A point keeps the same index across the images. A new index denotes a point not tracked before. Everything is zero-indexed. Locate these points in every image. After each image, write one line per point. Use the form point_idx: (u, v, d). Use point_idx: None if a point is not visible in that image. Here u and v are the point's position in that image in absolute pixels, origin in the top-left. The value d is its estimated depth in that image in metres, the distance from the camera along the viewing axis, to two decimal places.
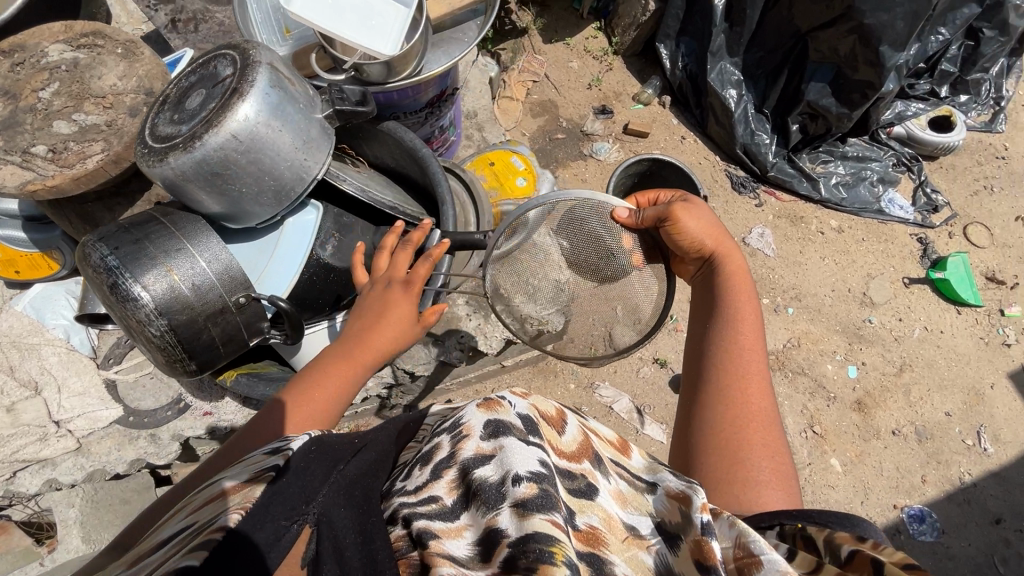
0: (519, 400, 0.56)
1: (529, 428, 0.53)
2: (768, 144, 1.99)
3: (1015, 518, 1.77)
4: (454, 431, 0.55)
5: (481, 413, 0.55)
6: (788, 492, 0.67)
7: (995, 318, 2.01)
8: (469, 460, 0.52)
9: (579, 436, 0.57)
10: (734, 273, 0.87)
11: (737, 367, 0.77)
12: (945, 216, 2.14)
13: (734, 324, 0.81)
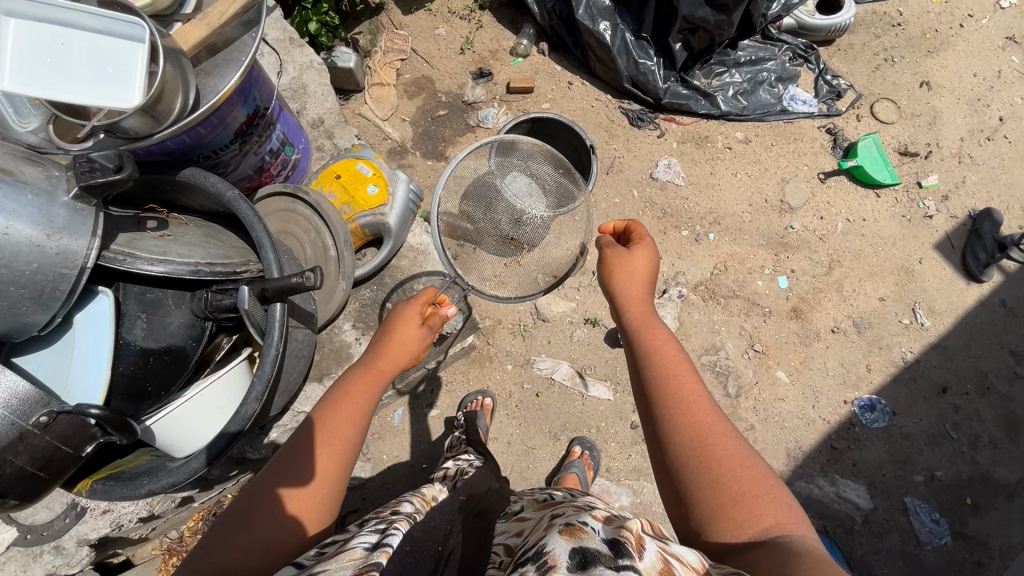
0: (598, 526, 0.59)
1: (616, 552, 0.53)
2: (655, 70, 1.90)
3: (961, 383, 1.82)
4: (540, 562, 0.54)
5: (564, 542, 0.56)
6: (786, 505, 0.70)
7: (914, 192, 2.00)
8: None
9: (658, 562, 0.55)
10: (638, 311, 0.89)
11: (678, 391, 0.78)
12: (850, 100, 2.08)
13: (655, 356, 0.82)
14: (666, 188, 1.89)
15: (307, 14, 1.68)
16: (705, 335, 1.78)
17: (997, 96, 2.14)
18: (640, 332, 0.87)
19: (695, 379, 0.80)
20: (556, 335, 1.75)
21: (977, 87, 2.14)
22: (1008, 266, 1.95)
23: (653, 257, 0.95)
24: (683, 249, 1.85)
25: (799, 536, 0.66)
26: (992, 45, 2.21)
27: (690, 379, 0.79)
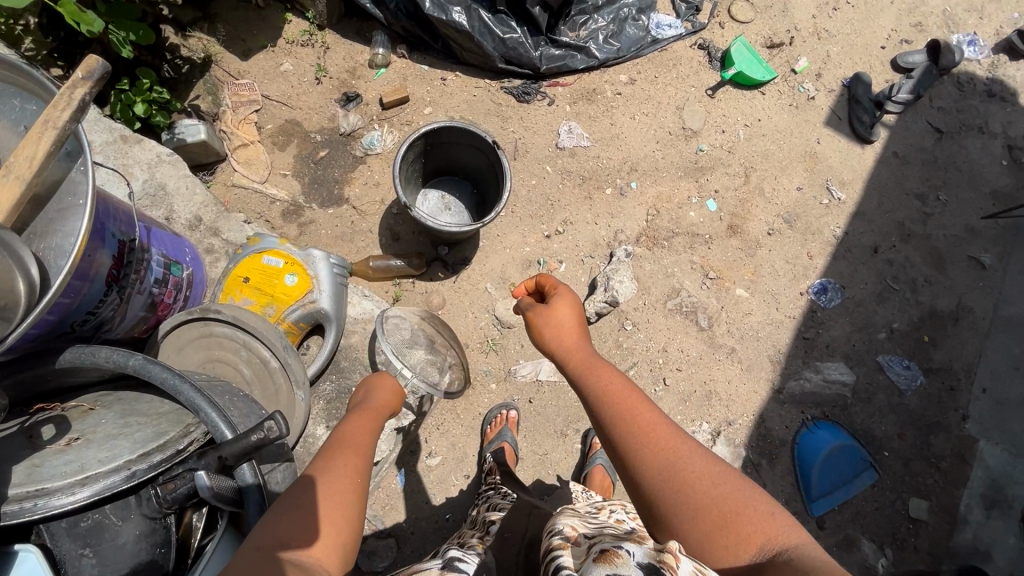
0: (637, 548, 0.58)
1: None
2: (522, 40, 1.82)
3: (887, 239, 1.97)
4: None
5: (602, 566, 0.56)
6: (770, 516, 0.69)
7: (792, 80, 2.09)
8: None
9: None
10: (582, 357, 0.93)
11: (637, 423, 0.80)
12: (709, 10, 2.12)
13: (606, 397, 0.85)
14: (575, 153, 1.85)
15: (129, 96, 1.46)
16: (662, 281, 1.79)
17: None
18: (586, 377, 0.89)
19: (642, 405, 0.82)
20: (526, 337, 1.70)
21: None
22: (888, 120, 2.10)
23: (574, 303, 1.01)
24: (613, 208, 1.83)
25: (795, 547, 0.65)
26: None
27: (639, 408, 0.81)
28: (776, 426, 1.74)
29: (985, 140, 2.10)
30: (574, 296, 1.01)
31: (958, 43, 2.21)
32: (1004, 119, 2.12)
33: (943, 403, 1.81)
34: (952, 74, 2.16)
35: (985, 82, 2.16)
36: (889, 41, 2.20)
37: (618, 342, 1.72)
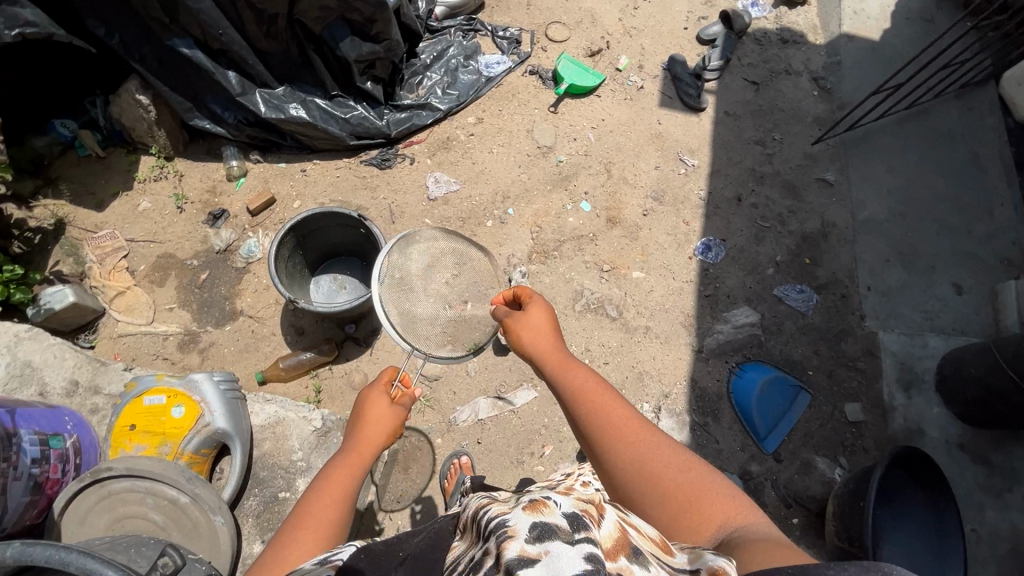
0: (563, 499, 0.53)
1: (574, 526, 0.50)
2: (366, 111, 1.94)
3: (745, 187, 2.17)
4: (498, 533, 0.51)
5: (525, 515, 0.51)
6: (731, 499, 0.75)
7: (619, 77, 2.31)
8: (512, 562, 0.46)
9: (614, 531, 0.53)
10: (554, 359, 0.94)
11: (612, 422, 0.82)
12: (529, 39, 2.33)
13: (579, 399, 0.86)
14: (449, 199, 1.95)
15: None
16: (564, 288, 1.89)
17: None
18: (558, 376, 0.91)
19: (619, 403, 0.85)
20: (456, 383, 1.75)
21: None
22: (711, 85, 2.35)
23: (547, 308, 1.02)
24: (499, 237, 1.92)
25: (750, 525, 0.71)
26: None
27: (616, 408, 0.84)
28: (709, 383, 1.84)
29: (794, 78, 2.39)
30: (547, 302, 1.03)
31: (744, 7, 2.52)
32: (803, 57, 2.43)
33: (841, 310, 1.99)
34: (748, 33, 2.47)
35: (777, 32, 2.48)
36: (688, 22, 2.49)
37: None
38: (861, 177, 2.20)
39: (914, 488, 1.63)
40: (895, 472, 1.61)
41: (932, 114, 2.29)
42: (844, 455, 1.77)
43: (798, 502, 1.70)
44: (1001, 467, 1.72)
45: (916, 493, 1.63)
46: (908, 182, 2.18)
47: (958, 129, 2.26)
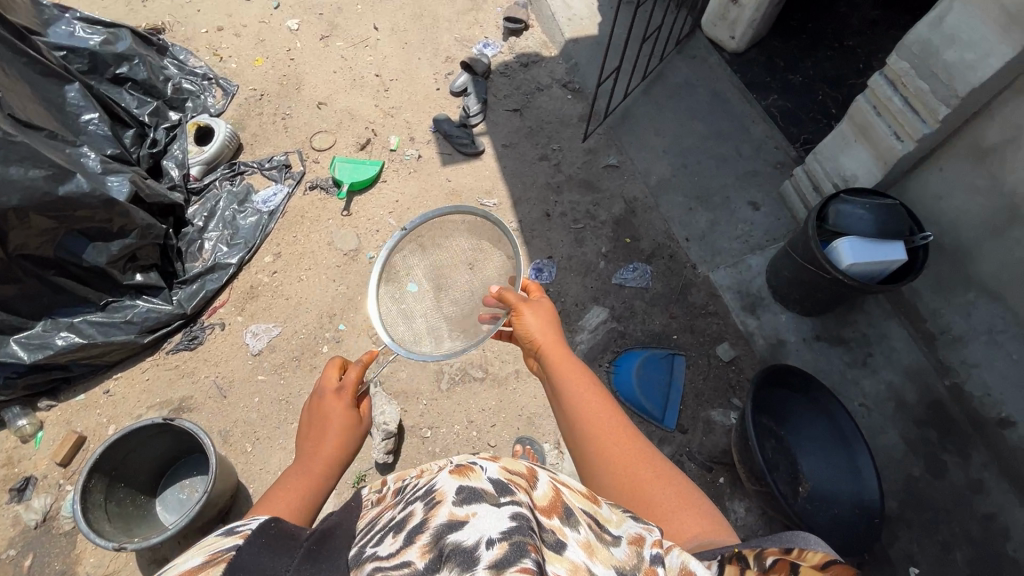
0: (490, 464, 0.60)
1: (500, 489, 0.56)
2: (148, 302, 1.83)
3: (548, 202, 2.29)
4: (428, 499, 0.57)
5: (453, 480, 0.58)
6: (705, 512, 0.85)
7: (397, 156, 2.39)
8: (442, 525, 0.52)
9: (549, 489, 0.62)
10: (555, 356, 1.11)
11: (599, 418, 0.99)
12: (298, 159, 2.36)
13: (574, 393, 1.03)
14: (275, 345, 1.86)
15: None
16: (424, 374, 1.87)
17: (358, 71, 2.67)
18: (559, 376, 1.08)
19: (608, 405, 1.01)
20: None
21: (344, 75, 2.66)
22: (481, 127, 2.49)
23: (551, 313, 1.19)
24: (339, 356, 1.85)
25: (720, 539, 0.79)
26: (320, 53, 2.74)
27: (605, 410, 1.00)
28: None
29: (547, 92, 2.60)
30: (550, 309, 1.20)
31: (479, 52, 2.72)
32: (546, 71, 2.65)
33: (675, 270, 2.12)
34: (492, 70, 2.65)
35: (515, 60, 2.69)
36: (437, 83, 2.64)
37: (431, 452, 1.74)
38: (638, 150, 2.41)
39: (800, 398, 1.73)
40: (775, 392, 1.73)
41: (667, 74, 2.56)
42: (735, 396, 1.85)
43: (717, 461, 1.74)
44: (855, 339, 1.88)
45: (803, 401, 1.73)
46: (675, 137, 2.41)
47: (692, 77, 2.55)
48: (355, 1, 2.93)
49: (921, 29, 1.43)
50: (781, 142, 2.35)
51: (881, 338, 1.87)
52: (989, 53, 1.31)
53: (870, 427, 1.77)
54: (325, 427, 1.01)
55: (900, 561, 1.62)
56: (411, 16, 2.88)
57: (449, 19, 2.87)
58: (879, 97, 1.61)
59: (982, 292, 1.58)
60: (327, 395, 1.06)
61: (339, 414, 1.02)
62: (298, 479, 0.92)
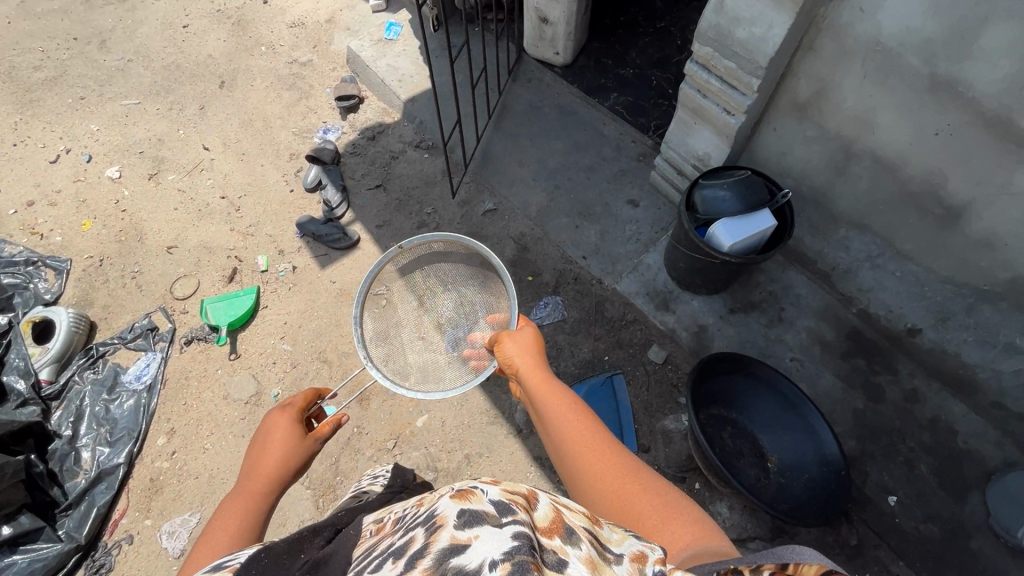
0: (490, 488, 0.58)
1: (501, 510, 0.54)
2: (28, 553, 1.58)
3: None
4: (428, 524, 0.56)
5: (454, 504, 0.57)
6: (696, 526, 0.79)
7: (270, 275, 2.23)
8: (444, 550, 0.51)
9: (551, 510, 0.58)
10: (538, 382, 1.14)
11: (584, 435, 0.98)
12: (163, 316, 2.14)
13: (557, 414, 1.04)
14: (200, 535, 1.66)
15: None
16: None
17: (202, 199, 2.48)
18: (542, 400, 1.09)
19: (593, 423, 1.01)
20: None
21: (188, 208, 2.46)
22: (349, 215, 2.38)
23: (534, 344, 1.24)
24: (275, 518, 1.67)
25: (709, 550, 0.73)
26: (154, 194, 2.52)
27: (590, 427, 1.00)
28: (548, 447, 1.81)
29: (404, 157, 2.54)
30: (534, 339, 1.25)
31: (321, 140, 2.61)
32: (395, 137, 2.59)
33: (583, 291, 2.10)
34: (341, 154, 2.55)
35: (361, 136, 2.61)
36: (290, 184, 2.50)
37: None
38: (509, 186, 2.39)
39: (737, 376, 1.74)
40: (713, 382, 1.74)
41: (511, 104, 2.57)
42: (682, 395, 1.85)
43: (687, 468, 1.73)
44: (765, 299, 1.94)
45: (740, 378, 1.74)
46: (539, 161, 2.42)
47: (535, 99, 2.58)
48: (175, 127, 2.74)
49: (709, 16, 1.51)
50: (636, 135, 2.42)
51: (786, 290, 1.94)
52: (769, 26, 1.39)
53: (808, 378, 1.82)
54: (269, 447, 1.07)
55: (879, 494, 1.66)
56: (240, 124, 2.73)
57: (280, 116, 2.75)
58: (699, 81, 1.69)
59: (851, 226, 1.67)
60: (274, 417, 1.14)
61: (281, 433, 1.10)
62: (239, 498, 0.96)
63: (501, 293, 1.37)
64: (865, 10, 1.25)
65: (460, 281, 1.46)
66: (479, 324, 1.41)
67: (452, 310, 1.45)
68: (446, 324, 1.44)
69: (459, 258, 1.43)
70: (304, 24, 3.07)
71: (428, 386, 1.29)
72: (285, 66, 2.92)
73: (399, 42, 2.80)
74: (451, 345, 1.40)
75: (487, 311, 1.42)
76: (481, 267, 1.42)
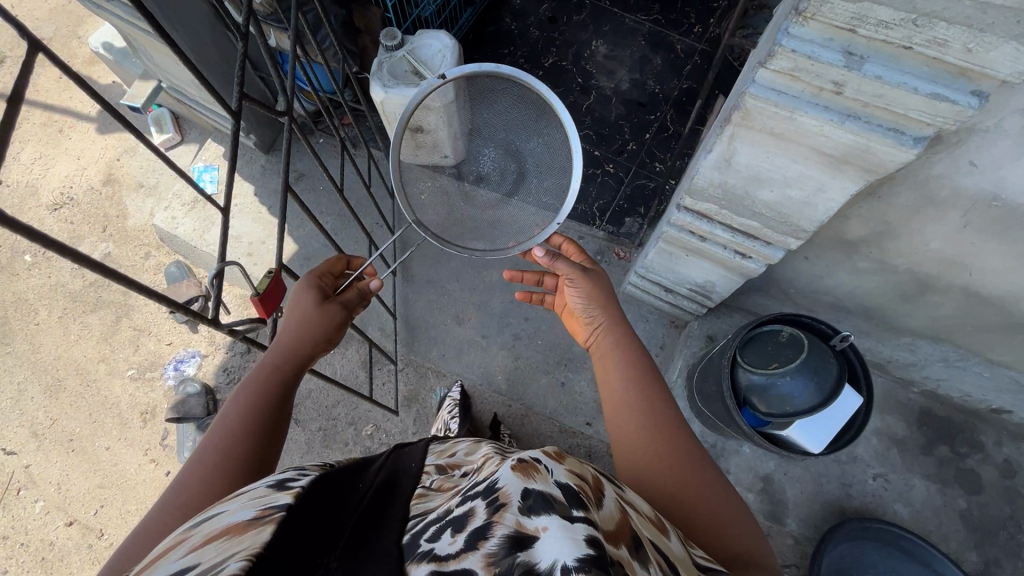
0: (555, 469, 0.55)
1: (569, 499, 0.50)
2: None
3: None
4: (488, 496, 0.53)
5: (518, 480, 0.52)
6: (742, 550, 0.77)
7: None
8: (510, 530, 0.47)
9: (616, 510, 0.57)
10: (612, 330, 1.05)
11: (659, 409, 0.90)
12: None
13: (629, 375, 0.95)
14: None
15: None
16: None
17: (38, 541, 1.70)
18: (612, 352, 1.01)
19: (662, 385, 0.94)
20: None
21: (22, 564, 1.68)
22: None
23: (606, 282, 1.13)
24: None
25: None
26: None
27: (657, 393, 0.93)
28: None
29: None
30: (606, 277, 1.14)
31: (177, 381, 1.84)
32: None
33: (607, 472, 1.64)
34: (214, 390, 1.82)
35: (232, 352, 1.87)
36: (161, 465, 1.77)
37: None
38: (457, 356, 1.81)
39: (840, 543, 1.42)
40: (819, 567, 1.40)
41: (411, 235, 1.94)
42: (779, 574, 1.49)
43: None
44: None
45: (843, 543, 1.42)
46: (480, 307, 1.84)
47: None
48: None
49: (707, 173, 0.99)
50: (581, 230, 1.91)
51: None
52: (816, 189, 0.91)
53: (900, 494, 1.53)
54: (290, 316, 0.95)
55: None
56: (45, 394, 1.89)
57: (99, 357, 1.92)
58: (695, 229, 1.20)
59: (919, 336, 1.32)
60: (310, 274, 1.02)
61: (303, 303, 0.97)
62: (259, 380, 0.87)
63: (564, 141, 1.24)
64: (976, 165, 0.79)
65: (515, 125, 1.30)
66: (530, 180, 1.32)
67: (497, 157, 1.35)
68: (492, 175, 1.35)
69: (504, 97, 1.25)
70: (74, 200, 2.16)
71: (474, 243, 1.33)
72: (74, 277, 2.04)
73: (223, 194, 2.01)
74: (498, 205, 1.34)
75: (540, 162, 1.32)
76: (526, 108, 1.26)
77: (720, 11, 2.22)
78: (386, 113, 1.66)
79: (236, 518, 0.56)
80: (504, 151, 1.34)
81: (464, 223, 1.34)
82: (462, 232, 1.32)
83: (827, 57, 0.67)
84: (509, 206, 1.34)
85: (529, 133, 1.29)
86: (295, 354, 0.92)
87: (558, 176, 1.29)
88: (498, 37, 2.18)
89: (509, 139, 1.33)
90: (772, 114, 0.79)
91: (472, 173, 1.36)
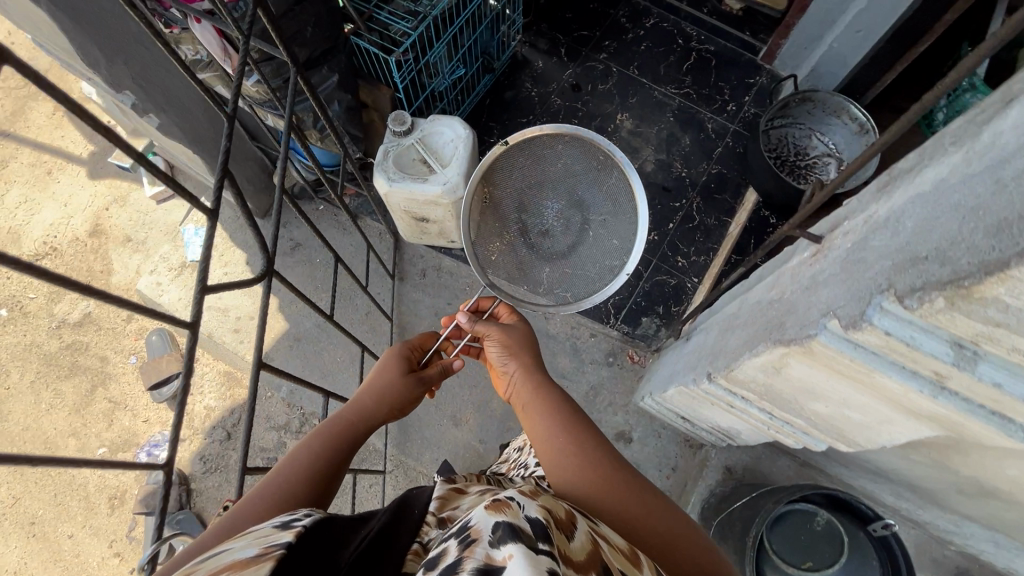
0: (522, 504, 0.54)
1: (539, 533, 0.49)
2: None
3: None
4: (463, 536, 0.50)
5: (487, 516, 0.51)
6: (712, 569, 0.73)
7: None
8: (482, 559, 0.45)
9: (584, 546, 0.56)
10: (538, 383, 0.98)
11: (590, 451, 0.83)
12: None
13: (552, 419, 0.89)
14: None
15: None
16: None
17: None
18: (540, 403, 0.93)
19: (592, 431, 0.87)
20: None
21: None
22: None
23: (523, 330, 1.08)
24: None
25: None
26: None
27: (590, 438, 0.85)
28: None
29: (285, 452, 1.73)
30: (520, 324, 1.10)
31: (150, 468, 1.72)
32: (262, 423, 1.75)
33: None
34: (189, 480, 1.70)
35: (211, 438, 1.74)
36: (126, 560, 1.64)
37: None
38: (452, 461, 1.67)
39: None
40: None
41: (411, 319, 1.81)
42: None
43: None
44: None
45: None
46: (479, 407, 1.70)
47: (442, 304, 1.82)
48: None
49: (750, 370, 0.86)
50: (593, 328, 1.77)
51: None
52: (880, 419, 0.76)
53: None
54: (371, 377, 0.98)
55: None
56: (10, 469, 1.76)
57: (70, 430, 1.80)
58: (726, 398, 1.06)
59: (967, 518, 1.17)
60: (396, 347, 1.06)
61: (387, 366, 1.00)
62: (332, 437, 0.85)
63: (621, 180, 1.11)
64: None
65: (568, 172, 1.15)
66: (594, 228, 1.14)
67: (559, 204, 1.15)
68: (556, 226, 1.15)
69: (562, 149, 1.12)
70: (57, 251, 2.03)
71: (547, 297, 1.13)
72: (50, 337, 1.92)
73: (213, 261, 1.87)
74: (568, 259, 1.14)
75: (600, 212, 1.15)
76: (591, 154, 1.12)
77: (756, 88, 2.07)
78: (391, 205, 1.52)
79: (237, 556, 0.46)
80: (570, 202, 1.15)
81: (536, 282, 1.14)
82: (532, 288, 1.13)
83: (930, 347, 0.52)
84: (577, 255, 1.14)
85: (587, 176, 1.14)
86: (367, 417, 0.91)
87: (627, 225, 1.12)
88: (517, 104, 2.04)
89: (570, 190, 1.15)
90: (843, 361, 0.64)
91: (538, 221, 1.15)
